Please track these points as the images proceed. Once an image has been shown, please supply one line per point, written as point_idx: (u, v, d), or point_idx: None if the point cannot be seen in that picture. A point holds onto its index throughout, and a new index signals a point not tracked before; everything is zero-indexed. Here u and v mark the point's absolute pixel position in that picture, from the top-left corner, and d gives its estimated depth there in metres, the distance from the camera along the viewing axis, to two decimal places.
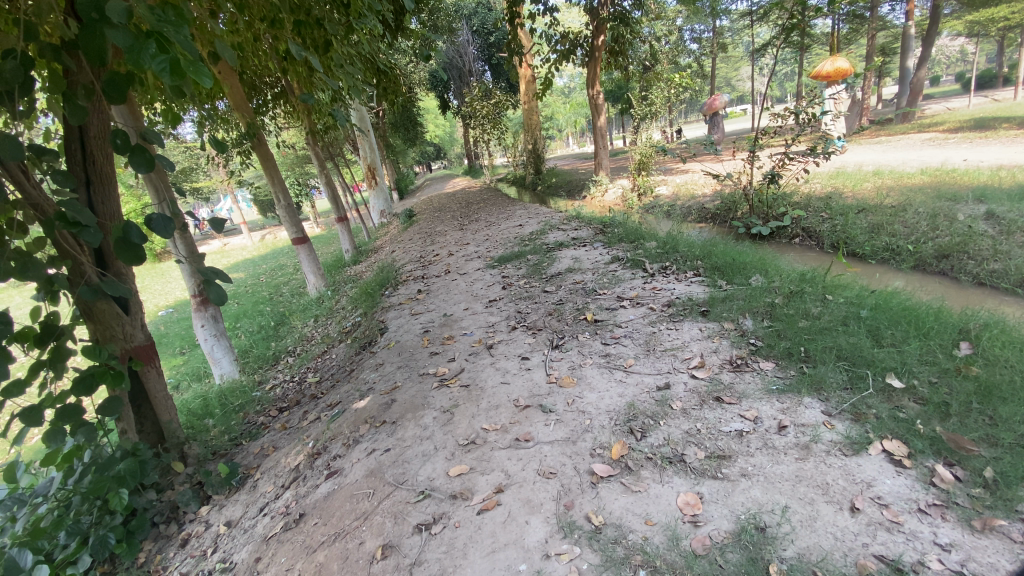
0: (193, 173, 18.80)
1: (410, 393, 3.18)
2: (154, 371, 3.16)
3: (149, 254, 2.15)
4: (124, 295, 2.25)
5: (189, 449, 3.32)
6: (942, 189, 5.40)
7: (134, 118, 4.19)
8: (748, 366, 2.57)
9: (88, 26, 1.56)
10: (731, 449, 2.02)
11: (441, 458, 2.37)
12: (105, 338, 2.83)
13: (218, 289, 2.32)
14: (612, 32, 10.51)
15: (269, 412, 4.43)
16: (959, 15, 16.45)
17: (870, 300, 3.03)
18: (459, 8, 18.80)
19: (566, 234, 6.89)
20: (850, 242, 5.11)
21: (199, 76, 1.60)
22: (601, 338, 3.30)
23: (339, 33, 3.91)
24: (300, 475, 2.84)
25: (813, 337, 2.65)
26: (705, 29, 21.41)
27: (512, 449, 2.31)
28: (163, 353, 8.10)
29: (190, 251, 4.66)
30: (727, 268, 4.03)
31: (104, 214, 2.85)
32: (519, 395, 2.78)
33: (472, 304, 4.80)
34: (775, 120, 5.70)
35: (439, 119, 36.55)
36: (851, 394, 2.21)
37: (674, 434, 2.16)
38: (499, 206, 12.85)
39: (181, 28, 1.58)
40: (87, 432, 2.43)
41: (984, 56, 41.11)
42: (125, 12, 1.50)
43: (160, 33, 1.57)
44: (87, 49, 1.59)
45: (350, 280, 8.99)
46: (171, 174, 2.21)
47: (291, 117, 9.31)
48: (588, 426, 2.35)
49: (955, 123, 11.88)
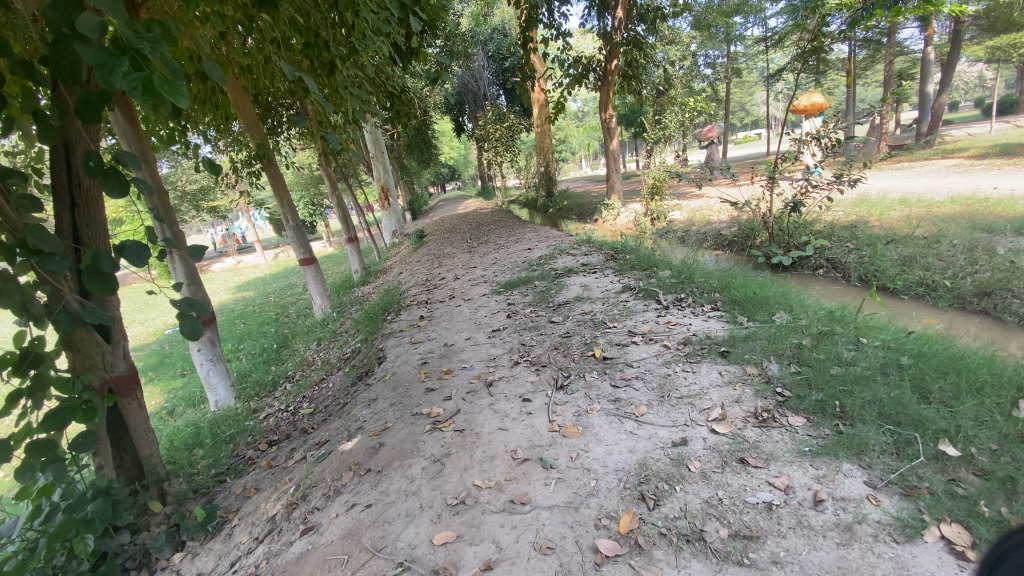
0: (211, 193, 19.06)
1: (400, 436, 2.93)
2: (135, 402, 2.85)
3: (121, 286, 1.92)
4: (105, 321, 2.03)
5: (168, 486, 3.05)
6: (977, 219, 5.07)
7: (138, 138, 3.99)
8: (775, 422, 2.27)
9: (57, 41, 1.40)
10: (759, 526, 1.72)
11: (426, 521, 2.10)
12: (82, 367, 2.55)
13: (192, 324, 2.08)
14: (626, 56, 10.41)
15: (258, 445, 4.17)
16: (980, 40, 16.16)
17: (911, 346, 2.71)
18: (475, 34, 19.01)
19: (577, 260, 6.66)
20: (880, 275, 4.81)
21: (175, 95, 1.41)
22: (610, 378, 3.03)
23: (344, 55, 3.80)
24: (275, 527, 2.55)
25: (848, 388, 2.36)
26: (720, 54, 21.28)
27: (506, 514, 2.03)
28: (164, 374, 7.98)
29: (189, 273, 4.43)
30: (748, 303, 3.74)
31: (90, 239, 2.52)
32: (518, 445, 2.51)
33: (475, 334, 4.55)
34: (795, 146, 5.48)
35: (455, 142, 36.99)
36: (897, 461, 1.91)
37: (691, 503, 1.88)
38: (510, 228, 12.67)
39: (161, 47, 1.42)
40: (56, 469, 2.14)
41: (1005, 81, 40.76)
42: (98, 28, 1.35)
43: (136, 50, 1.41)
44: (56, 66, 1.42)
45: (357, 301, 8.80)
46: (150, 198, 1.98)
47: (305, 139, 9.30)
48: (593, 488, 2.08)
49: (981, 149, 11.50)
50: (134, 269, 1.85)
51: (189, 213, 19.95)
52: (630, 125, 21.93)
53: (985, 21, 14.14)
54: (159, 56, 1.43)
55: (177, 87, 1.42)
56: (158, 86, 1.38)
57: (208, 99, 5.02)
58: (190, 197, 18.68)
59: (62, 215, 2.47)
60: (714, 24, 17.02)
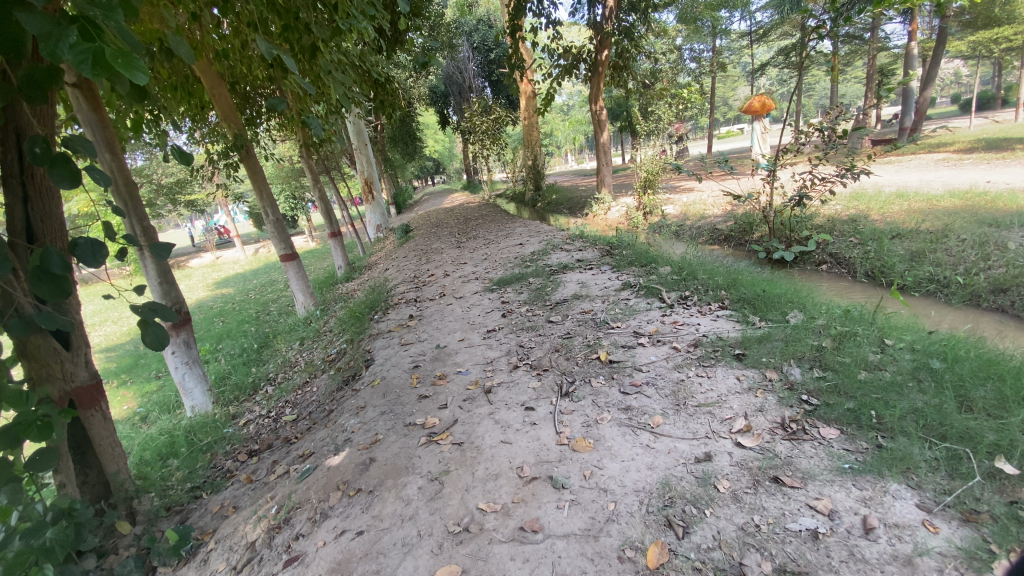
0: (188, 186, 18.39)
1: (393, 451, 2.69)
2: (100, 415, 2.51)
3: (75, 290, 1.58)
4: (62, 328, 1.67)
5: (139, 504, 2.73)
6: (981, 213, 4.99)
7: (103, 125, 3.61)
8: (806, 435, 2.09)
9: None
10: (805, 559, 1.53)
11: (424, 552, 1.87)
12: (39, 378, 2.22)
13: (157, 331, 1.75)
14: (617, 46, 10.25)
15: (238, 455, 3.86)
16: (963, 35, 16.32)
17: (940, 348, 2.55)
18: (460, 24, 18.60)
19: (570, 255, 6.45)
20: (888, 272, 4.70)
21: (132, 70, 1.13)
22: (618, 384, 2.82)
23: (327, 37, 3.45)
24: (255, 555, 2.27)
25: (881, 396, 2.19)
26: (706, 48, 21.29)
27: (516, 544, 1.81)
28: (137, 377, 7.58)
29: (161, 272, 4.08)
30: (758, 301, 3.56)
31: (46, 236, 2.12)
32: (523, 461, 2.29)
33: (468, 335, 4.32)
34: (797, 137, 5.37)
35: (439, 135, 36.75)
36: (949, 480, 1.74)
37: (726, 531, 1.68)
38: (498, 222, 12.46)
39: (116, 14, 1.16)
40: (11, 492, 1.79)
41: (979, 77, 41.83)
42: None
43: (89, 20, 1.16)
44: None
45: (341, 298, 8.45)
46: (106, 190, 1.66)
47: (285, 129, 8.89)
48: (612, 512, 1.87)
49: (966, 144, 11.58)
50: (87, 270, 1.55)
51: (166, 207, 19.37)
52: (617, 119, 21.78)
53: (969, 17, 14.22)
54: (114, 26, 1.16)
55: (139, 65, 1.15)
56: (112, 60, 1.11)
57: (180, 86, 4.62)
58: (166, 191, 18.10)
59: (12, 208, 2.05)
60: (700, 17, 16.94)
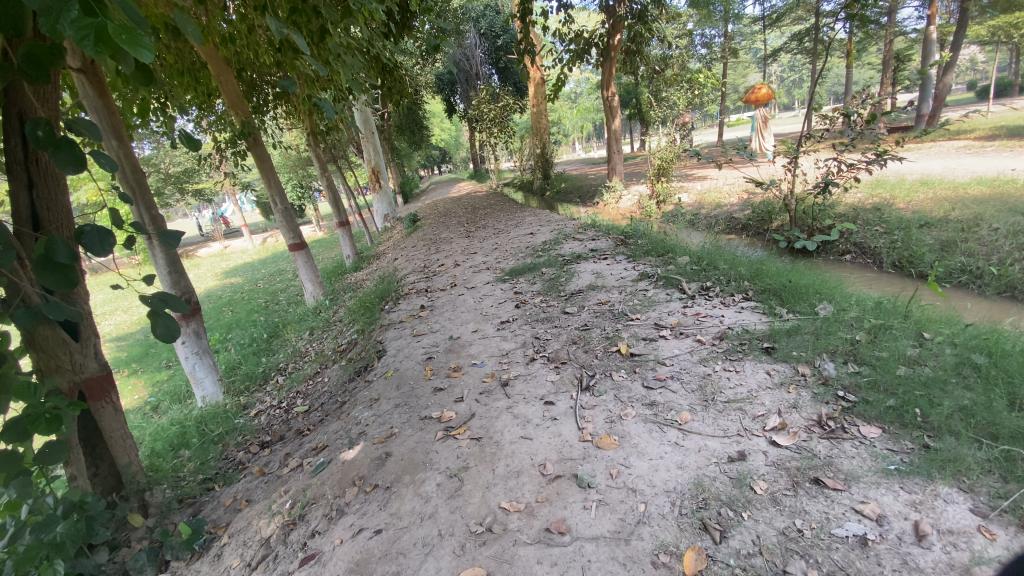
0: (195, 175, 18.31)
1: (409, 445, 2.61)
2: (110, 407, 2.44)
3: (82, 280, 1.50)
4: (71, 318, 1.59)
5: (151, 496, 2.67)
6: (1012, 202, 4.81)
7: (109, 111, 3.53)
8: (846, 433, 1.98)
9: None
10: (856, 568, 1.44)
11: (446, 553, 1.80)
12: (48, 369, 2.14)
13: (167, 323, 1.66)
14: (630, 30, 9.98)
15: (249, 447, 3.81)
16: (983, 19, 15.87)
17: (981, 342, 2.44)
18: (467, 10, 18.25)
19: (583, 245, 6.33)
20: (917, 262, 4.56)
21: (136, 48, 1.01)
22: (641, 378, 2.73)
23: (336, 20, 3.31)
24: (270, 552, 2.20)
25: (924, 393, 2.08)
26: (717, 34, 20.84)
27: (543, 546, 1.73)
28: (148, 366, 7.57)
29: (170, 261, 4.02)
30: (785, 292, 3.44)
31: (51, 224, 2.04)
32: (546, 459, 2.21)
33: (482, 326, 4.22)
34: (821, 123, 5.13)
35: (445, 123, 36.38)
36: (1002, 481, 1.64)
37: (765, 536, 1.59)
38: (507, 211, 12.32)
39: None
40: (19, 486, 1.70)
41: (995, 63, 40.82)
42: None
43: None
44: None
45: (351, 288, 8.39)
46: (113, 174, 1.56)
47: (292, 116, 8.77)
48: (643, 513, 1.79)
49: (986, 131, 11.30)
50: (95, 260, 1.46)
51: (174, 196, 19.36)
52: (627, 106, 21.43)
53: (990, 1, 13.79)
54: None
55: (145, 40, 1.04)
56: (116, 36, 0.99)
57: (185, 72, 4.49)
58: (174, 180, 18.05)
59: (16, 194, 1.96)
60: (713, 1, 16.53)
